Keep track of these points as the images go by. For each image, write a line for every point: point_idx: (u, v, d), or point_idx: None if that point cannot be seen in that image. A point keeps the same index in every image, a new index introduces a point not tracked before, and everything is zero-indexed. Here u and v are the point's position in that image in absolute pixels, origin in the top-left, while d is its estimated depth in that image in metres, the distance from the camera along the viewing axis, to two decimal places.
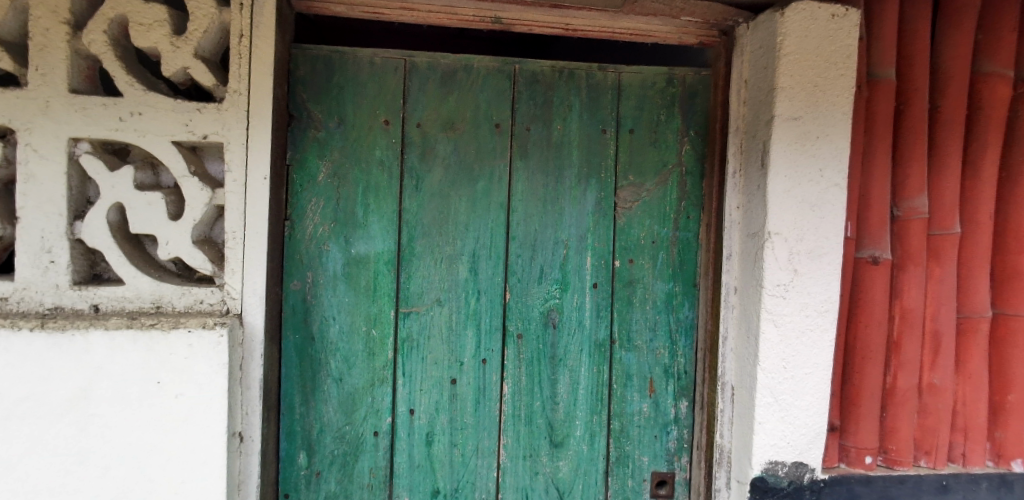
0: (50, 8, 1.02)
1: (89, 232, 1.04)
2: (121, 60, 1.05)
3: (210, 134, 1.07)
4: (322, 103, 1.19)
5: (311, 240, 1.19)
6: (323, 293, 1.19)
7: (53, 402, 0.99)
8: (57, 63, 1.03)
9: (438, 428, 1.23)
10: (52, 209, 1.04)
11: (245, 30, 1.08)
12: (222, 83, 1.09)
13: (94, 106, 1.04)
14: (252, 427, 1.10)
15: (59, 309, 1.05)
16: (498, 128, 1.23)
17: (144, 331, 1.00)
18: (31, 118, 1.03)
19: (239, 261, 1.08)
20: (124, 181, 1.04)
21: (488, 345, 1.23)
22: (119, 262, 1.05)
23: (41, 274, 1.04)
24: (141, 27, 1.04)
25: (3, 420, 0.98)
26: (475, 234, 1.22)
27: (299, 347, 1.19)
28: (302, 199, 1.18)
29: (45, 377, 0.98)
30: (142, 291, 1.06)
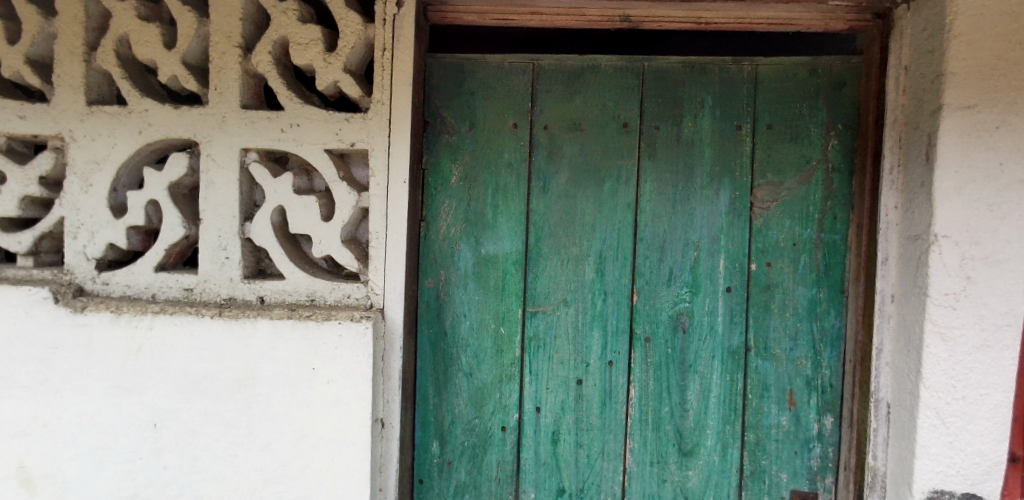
0: (226, 34, 1.15)
1: (257, 232, 1.16)
2: (282, 77, 1.16)
3: (356, 142, 1.16)
4: (455, 109, 1.24)
5: (444, 240, 1.24)
6: (455, 291, 1.25)
7: (229, 380, 1.12)
8: (232, 83, 1.16)
9: (564, 427, 1.24)
10: (227, 212, 1.17)
11: (386, 44, 1.15)
12: (366, 94, 1.17)
13: (261, 120, 1.16)
14: (392, 414, 1.17)
15: (232, 300, 1.18)
16: (626, 127, 1.21)
17: (301, 322, 1.10)
18: (210, 131, 1.16)
19: (381, 260, 1.16)
20: (285, 186, 1.15)
21: (615, 347, 1.22)
22: (281, 259, 1.16)
23: (218, 268, 1.18)
24: (298, 46, 1.15)
25: (190, 394, 1.12)
26: (602, 235, 1.21)
27: (432, 342, 1.25)
28: (436, 201, 1.24)
29: (223, 359, 1.12)
30: (299, 285, 1.17)
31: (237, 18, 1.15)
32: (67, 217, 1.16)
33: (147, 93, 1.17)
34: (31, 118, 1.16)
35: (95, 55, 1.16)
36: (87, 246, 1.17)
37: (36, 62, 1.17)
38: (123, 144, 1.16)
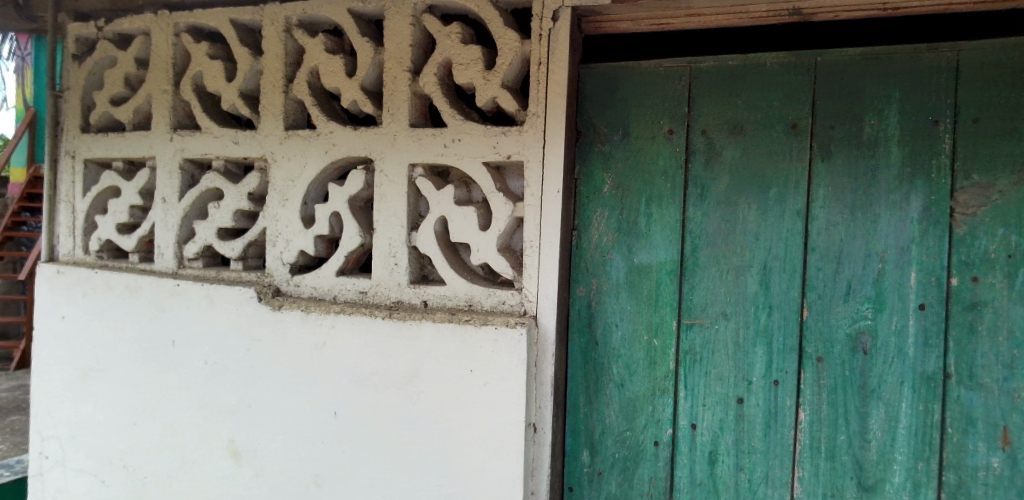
0: (398, 60, 1.26)
1: (422, 240, 1.25)
2: (445, 96, 1.24)
3: (513, 154, 1.20)
4: (609, 117, 1.23)
5: (596, 249, 1.24)
6: (606, 300, 1.24)
7: (397, 377, 1.22)
8: (402, 104, 1.26)
9: (722, 448, 1.18)
10: (397, 222, 1.28)
11: (542, 58, 1.17)
12: (522, 107, 1.21)
13: (426, 137, 1.25)
14: (544, 420, 1.19)
15: (400, 303, 1.28)
16: (795, 128, 1.12)
17: (461, 325, 1.17)
18: (383, 149, 1.28)
19: (535, 268, 1.19)
20: (448, 198, 1.23)
21: (781, 366, 1.13)
22: (442, 265, 1.24)
23: (389, 273, 1.29)
24: (460, 66, 1.22)
25: (364, 387, 1.24)
26: (768, 245, 1.13)
27: (583, 350, 1.26)
28: (589, 210, 1.25)
29: (392, 357, 1.22)
30: (459, 291, 1.24)
31: (407, 44, 1.25)
32: (268, 227, 1.34)
33: (332, 117, 1.32)
34: (242, 143, 1.35)
35: (291, 86, 1.32)
36: (283, 253, 1.34)
37: (246, 95, 1.37)
38: (313, 164, 1.31)
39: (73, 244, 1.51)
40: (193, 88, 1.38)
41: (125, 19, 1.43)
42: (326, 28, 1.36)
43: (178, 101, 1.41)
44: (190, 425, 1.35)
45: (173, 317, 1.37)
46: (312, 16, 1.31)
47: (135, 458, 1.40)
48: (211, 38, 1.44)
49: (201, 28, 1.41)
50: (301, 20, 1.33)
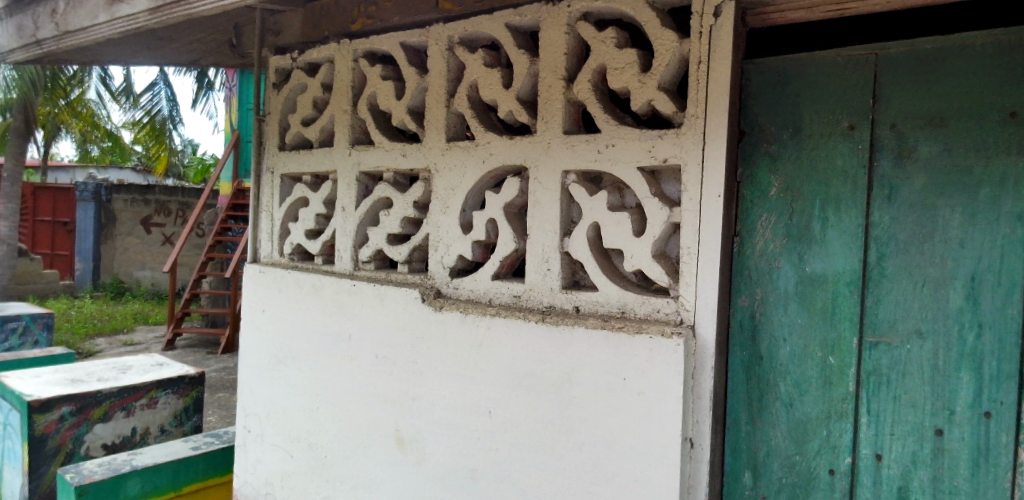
0: (552, 69, 1.28)
1: (575, 246, 1.26)
2: (599, 102, 1.24)
3: (670, 158, 1.15)
4: (776, 115, 1.15)
5: (761, 257, 1.16)
6: (773, 311, 1.15)
7: (550, 380, 1.23)
8: (556, 112, 1.28)
9: (916, 486, 1.03)
10: (550, 228, 1.29)
11: (702, 56, 1.11)
12: (680, 109, 1.16)
13: (580, 143, 1.25)
14: (702, 435, 1.11)
15: (552, 308, 1.29)
16: (1013, 117, 0.94)
17: (615, 333, 1.15)
18: (537, 157, 1.30)
19: (693, 275, 1.12)
20: (601, 204, 1.22)
21: (994, 396, 0.96)
22: (595, 272, 1.24)
23: (542, 278, 1.30)
24: (615, 71, 1.20)
25: (517, 388, 1.28)
26: (976, 254, 0.97)
27: (746, 364, 1.19)
28: (753, 215, 1.17)
29: (544, 361, 1.24)
30: (611, 298, 1.22)
31: (562, 52, 1.26)
32: (431, 233, 1.44)
33: (489, 128, 1.37)
34: (409, 156, 1.46)
35: (453, 100, 1.41)
36: (444, 257, 1.42)
37: (413, 111, 1.48)
38: (471, 173, 1.38)
39: (272, 247, 1.74)
40: (368, 108, 1.53)
41: (314, 50, 1.62)
42: (485, 43, 1.42)
43: (355, 120, 1.56)
44: (363, 412, 1.50)
45: (349, 314, 1.52)
46: (472, 33, 1.38)
47: (317, 438, 1.58)
48: (384, 61, 1.58)
49: (375, 52, 1.56)
50: (462, 38, 1.41)
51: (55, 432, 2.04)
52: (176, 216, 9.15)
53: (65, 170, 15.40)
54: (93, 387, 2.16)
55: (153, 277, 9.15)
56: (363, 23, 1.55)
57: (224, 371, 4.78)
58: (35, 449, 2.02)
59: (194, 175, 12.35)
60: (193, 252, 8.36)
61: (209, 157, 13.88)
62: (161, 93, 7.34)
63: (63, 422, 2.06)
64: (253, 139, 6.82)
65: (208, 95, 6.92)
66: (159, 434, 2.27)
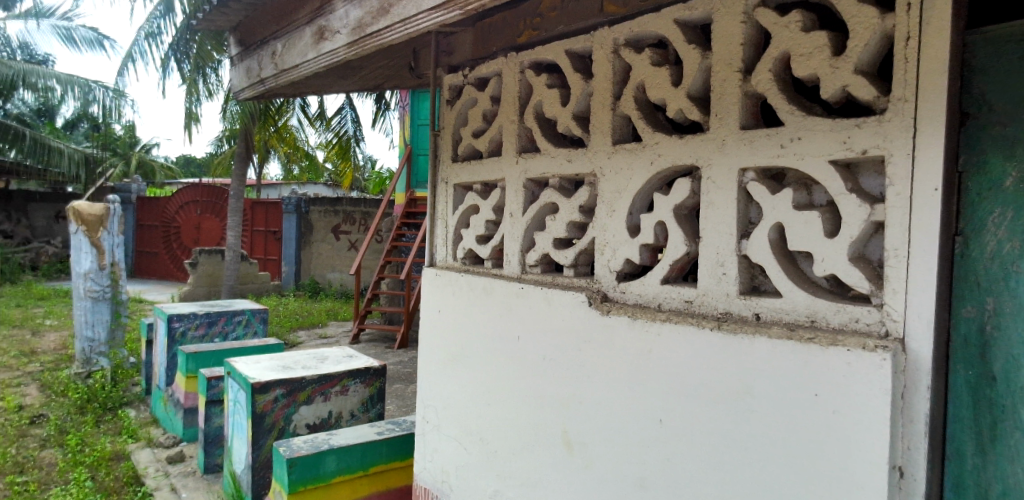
0: (727, 61, 1.20)
1: (754, 249, 1.18)
2: (782, 92, 1.14)
3: (870, 149, 1.01)
4: (1013, 92, 0.97)
5: (994, 260, 0.98)
6: (1010, 325, 0.97)
7: (726, 391, 1.16)
8: (732, 107, 1.20)
9: None
10: (725, 230, 1.22)
11: (911, 31, 0.96)
12: (883, 93, 1.01)
13: (760, 138, 1.16)
14: (915, 464, 0.95)
15: (728, 315, 1.21)
16: None
17: (803, 344, 1.04)
18: (711, 155, 1.23)
19: (901, 281, 0.97)
20: (785, 202, 1.12)
21: None
22: (778, 276, 1.14)
23: (716, 283, 1.24)
24: (801, 57, 1.10)
25: (689, 397, 1.22)
26: None
27: (972, 386, 1.01)
28: (980, 211, 1.00)
29: (720, 370, 1.17)
30: (798, 305, 1.11)
31: (738, 43, 1.19)
32: (597, 237, 1.44)
33: (657, 128, 1.34)
34: (575, 161, 1.48)
35: (619, 103, 1.40)
36: (611, 261, 1.42)
37: (578, 117, 1.50)
38: (638, 175, 1.35)
39: (446, 252, 1.88)
40: (535, 116, 1.58)
41: (483, 65, 1.72)
42: (651, 42, 1.39)
43: (522, 128, 1.62)
44: (531, 411, 1.54)
45: (517, 315, 1.58)
46: (638, 33, 1.36)
47: (488, 432, 1.66)
48: (549, 69, 1.63)
49: (540, 62, 1.60)
50: (628, 39, 1.39)
51: (271, 410, 2.39)
52: (360, 224, 10.16)
53: (274, 187, 18.04)
54: (299, 374, 2.49)
55: (341, 278, 10.12)
56: (529, 35, 1.61)
57: (401, 364, 5.23)
58: (256, 423, 2.37)
59: (373, 187, 13.71)
60: (373, 256, 9.27)
61: (385, 169, 15.29)
62: (347, 116, 8.26)
63: (277, 402, 2.40)
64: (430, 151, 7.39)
65: (385, 115, 7.65)
66: (350, 418, 2.56)
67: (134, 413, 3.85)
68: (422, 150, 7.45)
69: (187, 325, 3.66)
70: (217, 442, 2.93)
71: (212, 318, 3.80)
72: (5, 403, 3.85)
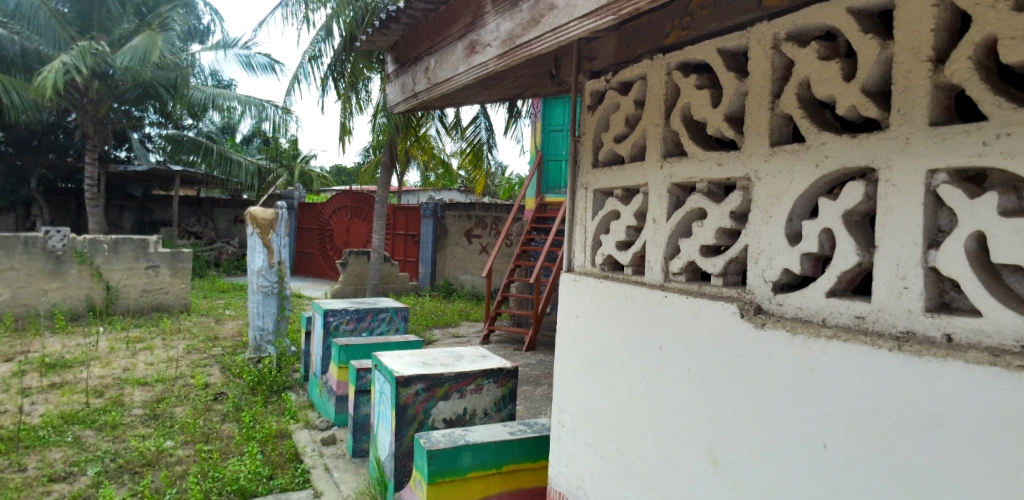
0: (914, 50, 1.07)
1: (945, 260, 1.03)
2: (985, 81, 0.99)
3: None
4: None
5: None
6: None
7: (907, 420, 1.02)
8: (918, 101, 1.06)
9: None
10: (907, 239, 1.08)
11: None
12: None
13: (955, 135, 1.01)
14: None
15: (910, 334, 1.06)
16: None
17: (1011, 371, 0.89)
18: (891, 155, 1.10)
19: None
20: (988, 207, 0.97)
21: None
22: (977, 293, 0.99)
23: (895, 298, 1.10)
24: (1011, 40, 0.94)
25: (859, 423, 1.09)
26: None
27: None
28: None
29: (899, 395, 1.03)
30: (1004, 327, 0.94)
31: (928, 29, 1.05)
32: (751, 244, 1.35)
33: (824, 128, 1.23)
34: (727, 164, 1.41)
35: (779, 101, 1.30)
36: (766, 270, 1.32)
37: (731, 118, 1.43)
38: (800, 179, 1.25)
39: (585, 258, 1.88)
40: (681, 119, 1.53)
41: (627, 69, 1.70)
42: (818, 35, 1.28)
43: (668, 132, 1.58)
44: (673, 425, 1.48)
45: (660, 324, 1.53)
46: (803, 25, 1.27)
47: (627, 443, 1.63)
48: (698, 70, 1.57)
49: (688, 62, 1.55)
50: (790, 33, 1.30)
51: (412, 403, 2.53)
52: (491, 228, 10.49)
53: (413, 193, 19.25)
54: (438, 370, 2.63)
55: (473, 280, 10.51)
56: (677, 35, 1.56)
57: (530, 366, 5.32)
58: (399, 414, 2.52)
59: (504, 193, 14.14)
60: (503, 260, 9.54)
61: (515, 176, 15.71)
62: (481, 125, 8.63)
63: (418, 396, 2.54)
64: (563, 157, 7.41)
65: (517, 122, 7.86)
66: (483, 416, 2.68)
67: (295, 397, 4.30)
68: (554, 156, 7.47)
69: (339, 320, 4.03)
70: (363, 429, 3.17)
71: (361, 314, 4.13)
72: (196, 380, 4.50)
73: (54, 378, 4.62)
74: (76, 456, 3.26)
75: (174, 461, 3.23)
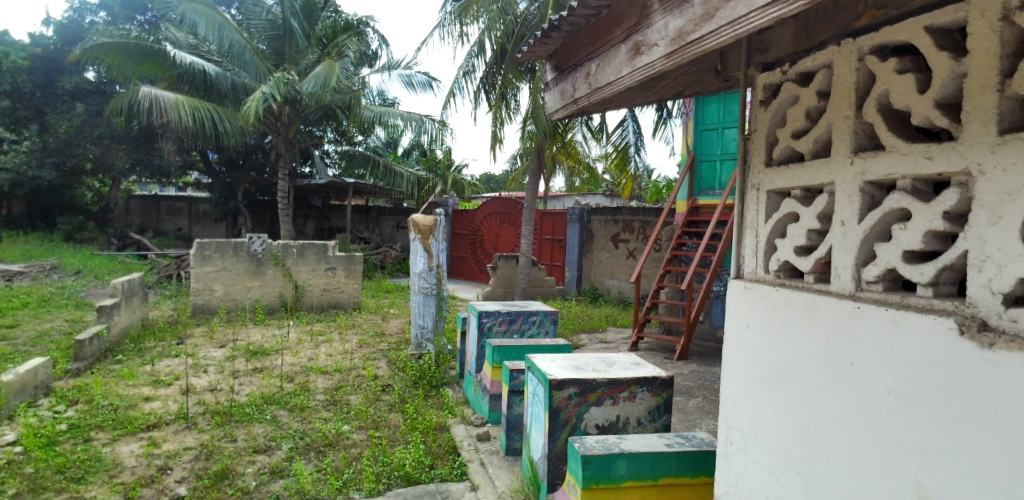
0: None
1: None
2: None
3: None
4: None
5: None
6: None
7: None
8: None
9: None
10: None
11: None
12: None
13: None
14: None
15: None
16: None
17: None
18: None
19: None
20: None
21: None
22: None
23: None
24: None
25: None
26: None
27: None
28: None
29: None
30: None
31: None
32: (972, 249, 1.17)
33: None
34: (938, 158, 1.23)
35: (1010, 82, 1.10)
36: (993, 280, 1.13)
37: (942, 104, 1.24)
38: None
39: (756, 264, 1.78)
40: (877, 109, 1.37)
41: (809, 58, 1.58)
42: None
43: (860, 125, 1.43)
44: (869, 452, 1.32)
45: (853, 338, 1.38)
46: None
47: (809, 467, 1.49)
48: (897, 53, 1.40)
49: (886, 45, 1.39)
50: None
51: (565, 407, 2.54)
52: (638, 233, 10.13)
53: (559, 200, 19.40)
54: (591, 375, 2.61)
55: (620, 286, 10.35)
56: (871, 16, 1.42)
57: (683, 377, 5.10)
58: (552, 417, 2.54)
59: (651, 197, 13.79)
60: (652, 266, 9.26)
61: (663, 179, 15.24)
62: (628, 127, 8.49)
63: (571, 400, 2.55)
64: (717, 157, 7.00)
65: (667, 123, 7.61)
66: (636, 425, 2.64)
67: (451, 393, 4.56)
68: (707, 156, 7.09)
69: (493, 321, 4.19)
70: (516, 429, 3.27)
71: (512, 316, 4.27)
72: (367, 372, 4.96)
73: (256, 363, 5.38)
74: (274, 432, 3.76)
75: (351, 444, 3.59)
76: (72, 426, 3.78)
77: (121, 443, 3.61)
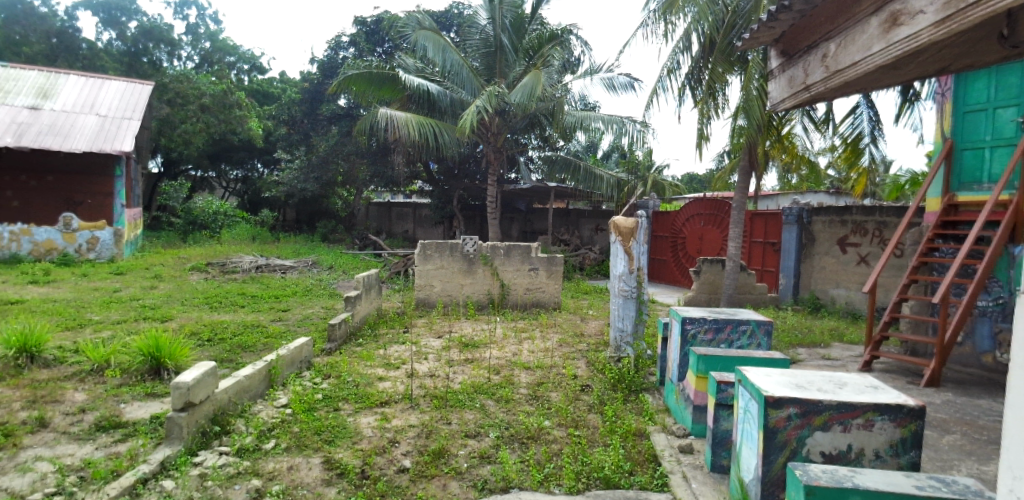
0: None
1: None
2: None
3: None
4: None
5: None
6: None
7: None
8: None
9: None
10: None
11: None
12: None
13: None
14: None
15: None
16: None
17: None
18: None
19: None
20: None
21: None
22: None
23: None
24: None
25: None
26: None
27: None
28: None
29: None
30: None
31: None
32: None
33: None
34: None
35: None
36: None
37: None
38: None
39: None
40: None
41: None
42: None
43: None
44: None
45: None
46: None
47: None
48: None
49: None
50: None
51: (783, 427, 2.30)
52: (874, 236, 8.77)
53: (772, 198, 17.63)
54: (815, 396, 2.33)
55: (847, 296, 9.14)
56: None
57: (935, 407, 4.28)
58: (768, 438, 2.32)
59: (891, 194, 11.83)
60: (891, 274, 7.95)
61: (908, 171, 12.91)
62: (862, 115, 7.39)
63: (790, 421, 2.29)
64: (987, 144, 5.69)
65: (914, 106, 6.46)
66: (873, 459, 2.28)
67: (651, 399, 4.46)
68: (973, 142, 5.82)
69: (697, 329, 3.99)
70: (723, 445, 3.07)
71: (719, 325, 4.02)
72: (568, 371, 5.09)
73: (468, 354, 5.88)
74: (483, 419, 4.07)
75: (552, 439, 3.72)
76: (327, 397, 4.55)
77: (361, 415, 4.24)
